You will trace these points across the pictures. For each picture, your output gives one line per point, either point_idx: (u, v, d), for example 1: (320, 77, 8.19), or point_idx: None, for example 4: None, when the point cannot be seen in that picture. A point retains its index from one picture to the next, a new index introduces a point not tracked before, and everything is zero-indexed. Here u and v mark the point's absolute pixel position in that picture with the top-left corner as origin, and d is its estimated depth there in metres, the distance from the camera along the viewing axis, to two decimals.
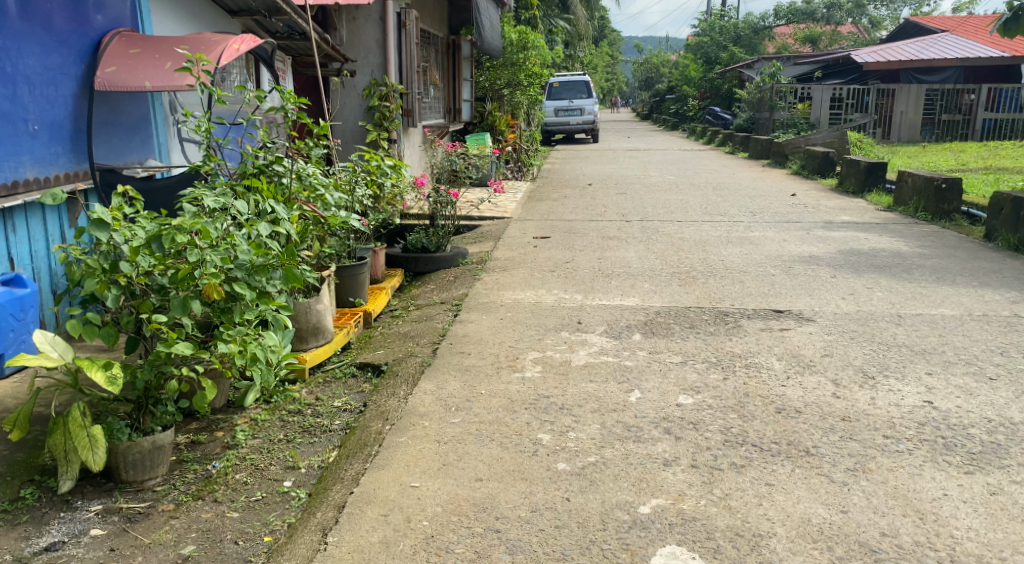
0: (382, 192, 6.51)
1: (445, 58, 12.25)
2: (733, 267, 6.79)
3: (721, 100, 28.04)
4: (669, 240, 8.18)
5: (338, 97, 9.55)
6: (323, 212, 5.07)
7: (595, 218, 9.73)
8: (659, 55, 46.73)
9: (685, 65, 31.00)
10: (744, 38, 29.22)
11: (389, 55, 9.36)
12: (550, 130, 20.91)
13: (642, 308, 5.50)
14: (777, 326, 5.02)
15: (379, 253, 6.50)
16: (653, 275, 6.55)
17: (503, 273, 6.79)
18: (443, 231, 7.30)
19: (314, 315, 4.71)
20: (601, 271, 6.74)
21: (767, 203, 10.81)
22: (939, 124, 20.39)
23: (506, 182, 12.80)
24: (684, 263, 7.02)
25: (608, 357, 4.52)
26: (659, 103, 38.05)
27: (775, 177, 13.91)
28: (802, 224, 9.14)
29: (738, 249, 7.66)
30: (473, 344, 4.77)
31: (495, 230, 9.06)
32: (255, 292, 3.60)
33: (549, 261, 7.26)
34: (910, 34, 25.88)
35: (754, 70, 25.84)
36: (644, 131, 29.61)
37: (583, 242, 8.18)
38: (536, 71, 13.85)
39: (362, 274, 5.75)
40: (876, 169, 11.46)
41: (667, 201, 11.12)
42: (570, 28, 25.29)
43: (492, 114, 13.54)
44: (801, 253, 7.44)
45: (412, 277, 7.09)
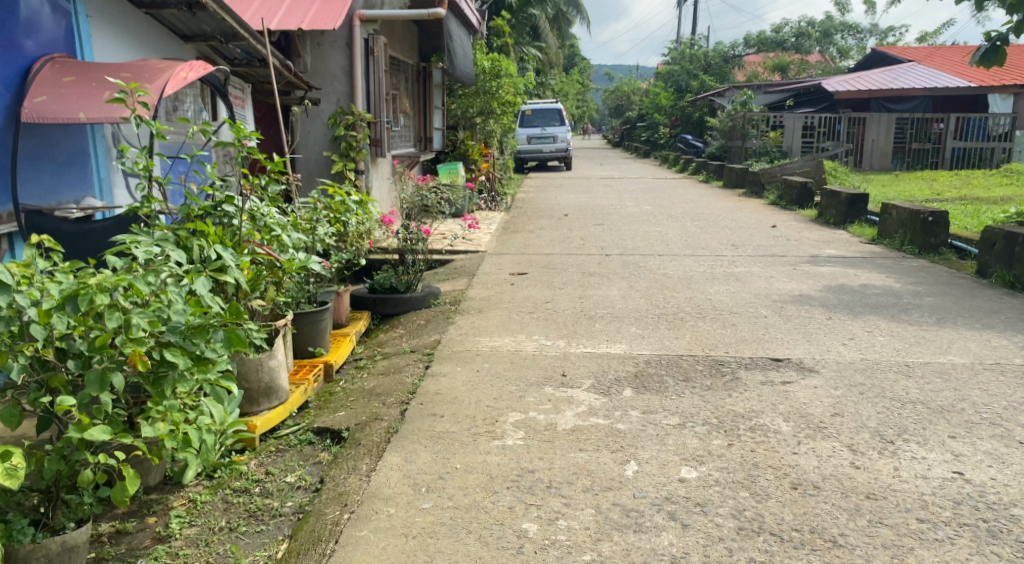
0: (347, 230, 6.00)
1: (415, 85, 11.82)
2: (722, 308, 6.39)
3: (692, 129, 27.93)
4: (652, 277, 7.77)
5: (301, 127, 9.12)
6: (280, 256, 4.60)
7: (572, 252, 9.30)
8: (629, 84, 46.77)
9: (657, 93, 30.88)
10: (714, 67, 29.20)
11: (356, 83, 8.90)
12: (523, 157, 20.60)
13: (631, 357, 5.06)
14: (779, 378, 4.59)
15: (343, 297, 6.02)
16: (638, 318, 6.11)
17: (478, 315, 6.33)
18: (414, 269, 6.78)
19: (266, 373, 4.29)
20: (582, 313, 6.30)
21: (749, 235, 10.46)
22: (909, 152, 20.21)
23: (479, 212, 12.38)
24: (670, 303, 6.60)
25: (596, 419, 4.04)
26: (630, 130, 37.95)
27: (753, 207, 13.59)
28: (786, 258, 8.77)
29: (725, 286, 7.27)
30: (446, 402, 4.28)
31: (468, 265, 8.62)
32: (191, 359, 3.13)
33: (527, 301, 6.80)
34: (877, 64, 25.98)
35: (726, 98, 25.74)
36: (616, 159, 29.44)
37: (561, 279, 7.74)
38: (509, 100, 13.48)
39: (323, 323, 5.29)
40: (857, 201, 11.18)
41: (646, 233, 10.73)
42: (542, 56, 25.05)
43: (465, 143, 13.17)
44: (792, 291, 7.05)
45: (380, 320, 6.60)
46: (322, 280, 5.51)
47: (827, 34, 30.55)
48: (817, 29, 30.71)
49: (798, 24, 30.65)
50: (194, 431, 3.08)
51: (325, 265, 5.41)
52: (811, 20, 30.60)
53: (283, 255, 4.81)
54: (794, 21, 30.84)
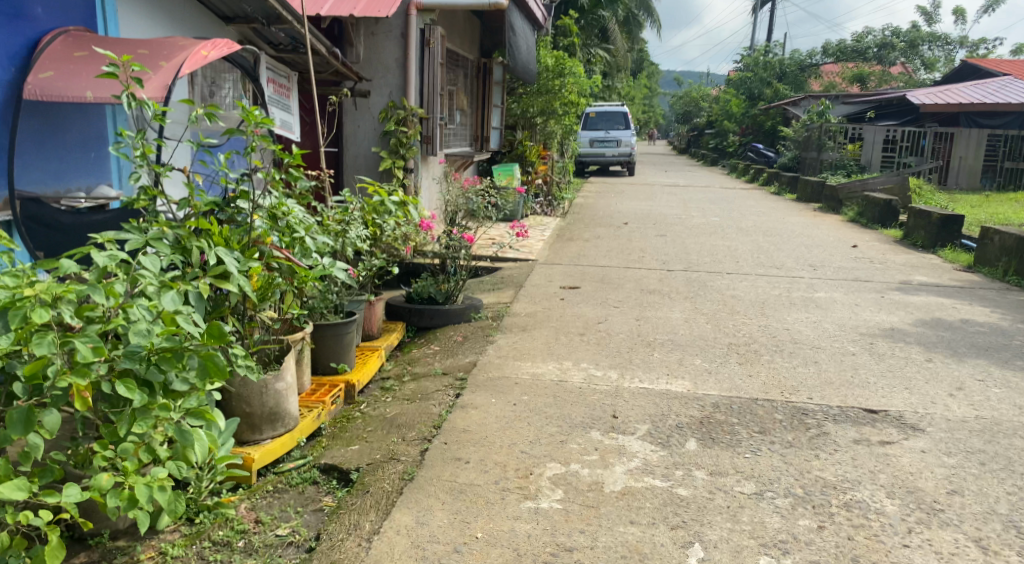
0: (383, 233, 5.40)
1: (474, 82, 11.20)
2: (803, 341, 5.61)
3: (763, 138, 26.86)
4: (720, 298, 7.01)
5: (349, 119, 8.55)
6: (298, 260, 4.02)
7: (631, 265, 8.59)
8: (699, 89, 45.51)
9: (727, 99, 29.78)
10: (789, 75, 27.99)
11: (410, 76, 8.29)
12: (584, 161, 19.89)
13: (696, 398, 4.33)
14: (876, 437, 3.84)
15: (375, 305, 5.42)
16: (704, 347, 5.38)
17: (523, 333, 5.67)
18: (455, 278, 6.17)
19: (271, 398, 3.68)
20: (641, 339, 5.58)
21: (828, 256, 9.59)
22: (1001, 172, 18.95)
23: (533, 217, 11.75)
24: (741, 332, 5.84)
25: (653, 479, 3.33)
26: (697, 138, 36.91)
27: (830, 224, 12.68)
28: (872, 284, 7.93)
29: (804, 314, 6.49)
30: (474, 444, 3.62)
31: (518, 275, 7.98)
32: (152, 393, 2.56)
33: (579, 319, 6.12)
34: (967, 76, 24.54)
35: (801, 108, 24.59)
36: (681, 167, 28.49)
37: (618, 296, 7.03)
38: (572, 100, 12.76)
39: (349, 337, 4.69)
40: (950, 223, 10.23)
41: (713, 247, 9.94)
42: (609, 58, 24.23)
43: (523, 144, 12.55)
44: (882, 323, 6.24)
45: (416, 332, 5.97)
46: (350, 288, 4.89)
47: (914, 43, 28.90)
48: (903, 38, 29.08)
49: (881, 33, 29.21)
50: (145, 487, 2.51)
51: (351, 274, 4.80)
52: (897, 30, 29.03)
53: (304, 261, 4.22)
54: (878, 30, 29.32)
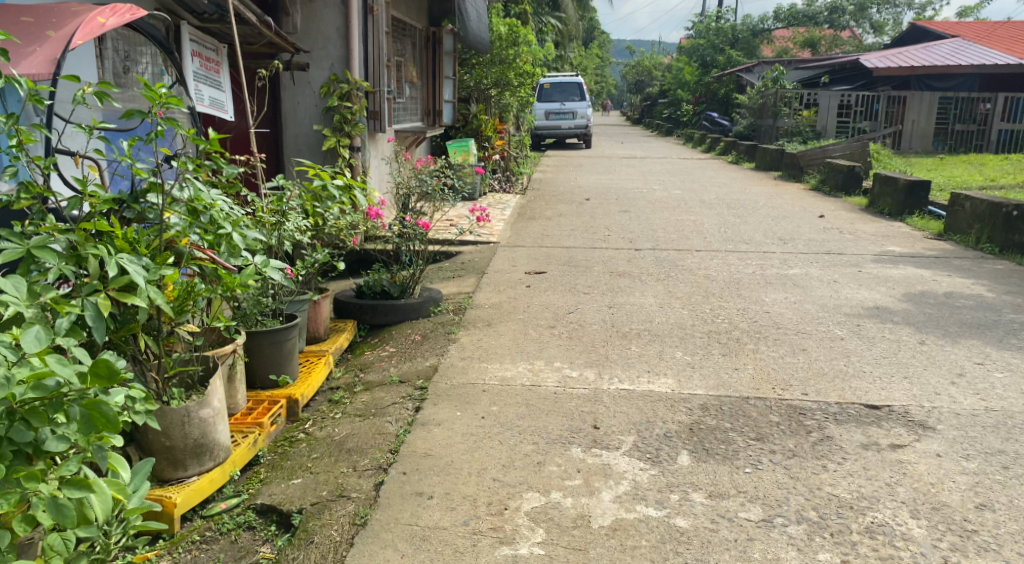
0: (326, 223, 4.88)
1: (422, 52, 10.56)
2: (787, 326, 5.20)
3: (718, 106, 26.57)
4: (693, 279, 6.60)
5: (288, 95, 7.92)
6: (224, 260, 3.51)
7: (596, 245, 8.14)
8: (651, 57, 45.01)
9: (680, 68, 29.38)
10: (742, 41, 27.69)
11: (353, 46, 7.73)
12: (540, 134, 19.39)
13: (683, 399, 3.89)
14: (887, 438, 3.44)
15: (321, 304, 4.90)
16: (683, 337, 4.96)
17: (486, 329, 5.19)
18: (410, 270, 5.65)
19: (194, 429, 3.18)
20: (615, 330, 5.13)
21: (796, 228, 9.24)
22: (951, 135, 18.42)
23: (491, 195, 11.24)
24: (721, 318, 5.42)
25: (645, 507, 2.90)
26: (651, 107, 36.56)
27: (794, 194, 12.36)
28: (846, 257, 7.59)
29: (783, 294, 6.10)
30: (437, 472, 3.17)
31: (478, 261, 7.50)
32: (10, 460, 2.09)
33: (546, 310, 5.66)
34: (917, 38, 24.42)
35: (755, 74, 24.28)
36: (638, 137, 28.09)
37: (586, 281, 6.57)
38: (528, 70, 12.20)
39: (291, 344, 4.17)
40: (917, 188, 9.95)
41: (679, 223, 9.53)
42: (562, 27, 23.63)
43: (477, 118, 12.00)
44: (865, 302, 5.88)
45: (369, 330, 5.46)
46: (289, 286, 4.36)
47: (864, 6, 28.63)
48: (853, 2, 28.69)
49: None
50: None
51: (289, 272, 4.27)
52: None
53: (231, 261, 3.69)
54: None
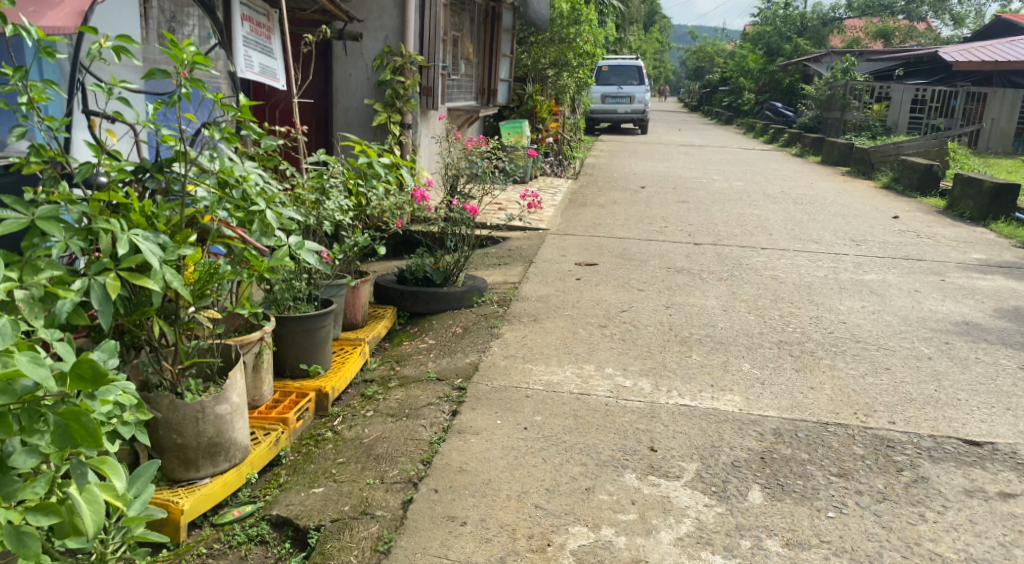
0: (369, 204, 4.53)
1: (481, 28, 10.21)
2: (865, 341, 4.72)
3: (782, 97, 25.73)
4: (759, 281, 6.12)
5: (341, 67, 7.59)
6: (256, 240, 3.16)
7: (654, 237, 7.69)
8: (714, 42, 43.86)
9: (744, 55, 28.48)
10: (810, 30, 26.65)
11: (409, 18, 7.36)
12: (595, 118, 18.87)
13: (751, 422, 3.47)
14: (993, 482, 2.99)
15: (359, 289, 4.57)
16: (748, 348, 4.53)
17: (532, 325, 4.80)
18: (455, 257, 5.29)
19: (209, 426, 2.85)
20: (673, 335, 4.71)
21: (869, 229, 8.69)
22: None
23: (543, 180, 10.83)
24: (791, 327, 4.96)
25: (712, 554, 2.51)
26: (711, 96, 35.66)
27: (864, 192, 11.73)
28: (926, 264, 7.05)
29: (859, 303, 5.62)
30: (473, 493, 2.80)
31: (526, 248, 7.11)
32: None
33: (598, 306, 5.26)
34: (999, 33, 23.23)
35: (823, 65, 23.38)
36: (696, 125, 27.35)
37: (642, 276, 6.15)
38: (588, 51, 11.73)
39: (325, 332, 3.83)
40: (1003, 193, 9.31)
41: (741, 217, 9.02)
42: (623, 9, 23.00)
43: (533, 98, 11.58)
44: (950, 317, 5.36)
45: (408, 319, 5.12)
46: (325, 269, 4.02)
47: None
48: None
49: None
50: None
51: (326, 256, 3.92)
52: None
53: (263, 242, 3.34)
54: None
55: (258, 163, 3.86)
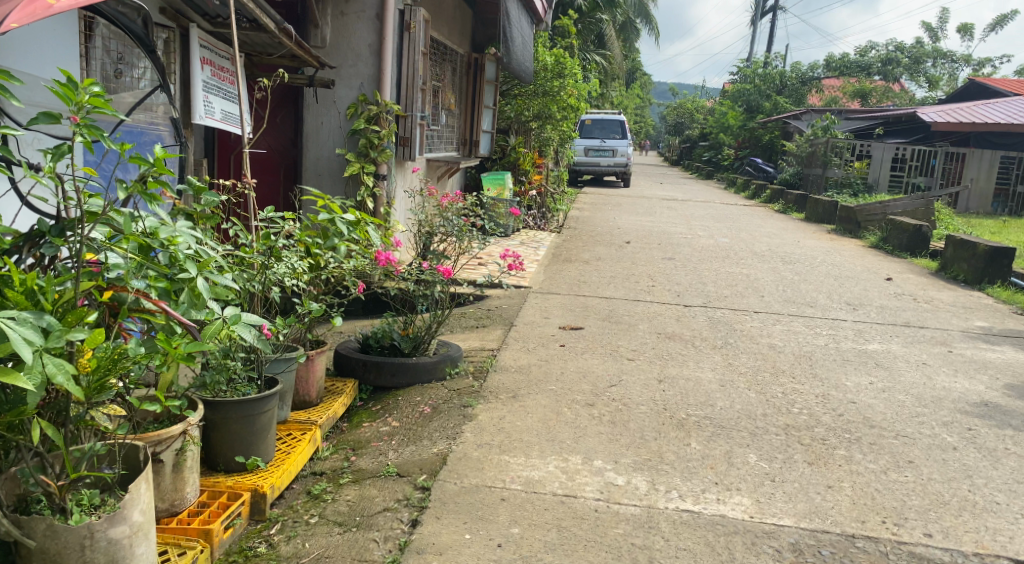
0: (327, 265, 4.00)
1: (462, 78, 9.82)
2: (881, 426, 4.23)
3: (762, 152, 25.66)
4: (758, 350, 5.66)
5: (311, 114, 7.13)
6: (177, 316, 2.61)
7: (641, 297, 7.24)
8: (693, 98, 44.11)
9: (724, 112, 28.48)
10: (790, 88, 26.72)
11: (386, 65, 6.94)
12: (578, 170, 18.59)
13: (765, 534, 2.97)
14: None
15: (314, 359, 4.08)
16: (753, 432, 4.04)
17: (511, 404, 4.25)
18: (425, 323, 4.76)
19: (99, 553, 2.28)
20: (668, 416, 4.19)
21: (863, 291, 8.29)
22: (1013, 197, 17.62)
23: (526, 233, 10.40)
24: (797, 407, 4.45)
25: None
26: (691, 150, 35.72)
27: (853, 251, 11.41)
28: (929, 331, 6.63)
29: (867, 377, 5.16)
30: None
31: (506, 308, 6.63)
32: None
33: (584, 379, 4.75)
34: (972, 96, 23.41)
35: (803, 122, 23.32)
36: (677, 179, 27.21)
37: (632, 343, 5.66)
38: (571, 103, 11.38)
39: (269, 415, 3.28)
40: (999, 256, 8.98)
41: (732, 276, 8.60)
42: (605, 64, 22.92)
43: (515, 150, 11.16)
44: (966, 395, 4.92)
45: (372, 393, 4.57)
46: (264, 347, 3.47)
47: (919, 60, 27.60)
48: (907, 55, 27.68)
49: (886, 48, 27.85)
50: None
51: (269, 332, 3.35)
52: (902, 45, 27.76)
53: (192, 316, 2.82)
54: (882, 45, 28.06)
55: (197, 223, 3.35)
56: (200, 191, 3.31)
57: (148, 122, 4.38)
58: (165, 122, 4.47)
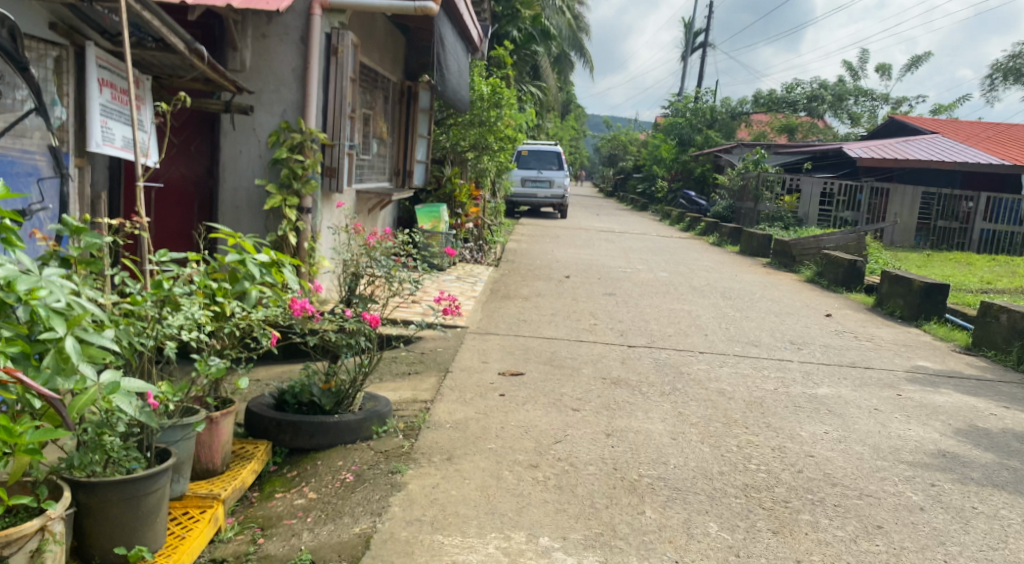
0: (232, 314, 3.57)
1: (396, 107, 9.46)
2: (844, 484, 3.91)
3: (695, 184, 25.85)
4: (707, 395, 5.35)
5: (228, 142, 6.63)
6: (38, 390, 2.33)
7: (583, 337, 6.90)
8: (626, 130, 44.50)
9: (657, 144, 28.63)
10: (721, 123, 26.98)
11: (311, 91, 6.49)
12: (514, 201, 18.33)
13: None
14: None
15: (219, 423, 3.63)
16: (710, 495, 3.70)
17: (445, 467, 3.83)
18: (351, 377, 4.30)
19: None
20: (618, 479, 3.81)
21: (806, 328, 8.11)
22: (934, 231, 17.20)
23: (462, 267, 10.02)
24: (754, 463, 4.12)
25: None
26: (625, 182, 35.89)
27: (791, 285, 11.30)
28: (876, 372, 6.43)
29: (823, 425, 4.88)
30: None
31: (440, 351, 6.22)
32: None
33: (527, 433, 4.36)
34: (894, 132, 23.98)
35: (734, 155, 23.53)
36: (613, 210, 27.20)
37: (576, 389, 5.29)
38: (508, 134, 11.07)
39: (158, 497, 2.91)
40: (936, 292, 8.91)
41: (674, 313, 8.34)
42: (541, 96, 22.83)
43: (451, 181, 10.76)
44: (924, 443, 4.67)
45: (289, 455, 4.11)
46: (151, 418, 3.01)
47: (842, 97, 28.24)
48: (832, 91, 28.32)
49: (811, 85, 28.42)
50: None
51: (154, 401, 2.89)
52: (826, 82, 28.39)
53: (57, 385, 2.55)
54: (807, 82, 28.65)
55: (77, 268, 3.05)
56: (78, 232, 3.05)
57: (23, 151, 3.92)
58: (42, 150, 4.02)
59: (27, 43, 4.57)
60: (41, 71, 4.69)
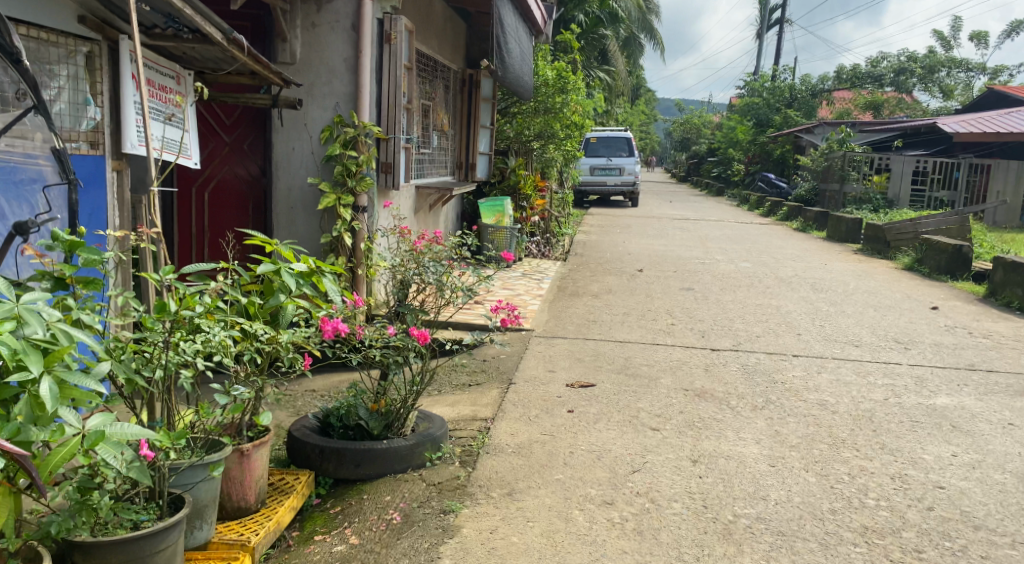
0: (260, 336, 3.07)
1: (456, 96, 8.97)
2: (987, 528, 3.25)
3: (774, 166, 24.71)
4: (804, 409, 4.71)
5: (279, 139, 6.18)
6: None
7: (659, 339, 6.29)
8: (701, 112, 43.20)
9: (732, 126, 27.55)
10: (800, 101, 25.58)
11: (364, 82, 6.02)
12: (584, 190, 17.72)
13: None
14: None
15: (250, 455, 3.15)
16: (820, 545, 3.10)
17: (508, 507, 3.32)
18: (401, 398, 3.82)
19: None
20: (710, 521, 3.24)
21: (910, 324, 7.32)
22: None
23: (528, 262, 9.52)
24: (872, 499, 3.49)
25: None
26: (699, 166, 34.81)
27: (886, 274, 10.42)
28: (1000, 376, 5.66)
29: (946, 446, 4.19)
30: None
31: (504, 357, 5.71)
32: None
33: (599, 460, 3.82)
34: (991, 104, 22.48)
35: (816, 135, 22.17)
36: (687, 196, 26.27)
37: (653, 403, 4.71)
38: (576, 121, 10.49)
39: (168, 555, 2.48)
40: None
41: (759, 309, 7.66)
42: (610, 80, 22.07)
43: (515, 172, 10.19)
44: None
45: (331, 487, 3.63)
46: (153, 467, 2.53)
47: (932, 69, 26.61)
48: (921, 64, 26.71)
49: (898, 58, 26.84)
50: None
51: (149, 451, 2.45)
52: (914, 55, 26.81)
53: (32, 436, 2.14)
54: (893, 55, 27.08)
55: (74, 290, 2.58)
56: (73, 246, 2.59)
57: (24, 155, 3.63)
58: (46, 154, 3.72)
59: (54, 38, 4.09)
60: (72, 68, 4.22)
